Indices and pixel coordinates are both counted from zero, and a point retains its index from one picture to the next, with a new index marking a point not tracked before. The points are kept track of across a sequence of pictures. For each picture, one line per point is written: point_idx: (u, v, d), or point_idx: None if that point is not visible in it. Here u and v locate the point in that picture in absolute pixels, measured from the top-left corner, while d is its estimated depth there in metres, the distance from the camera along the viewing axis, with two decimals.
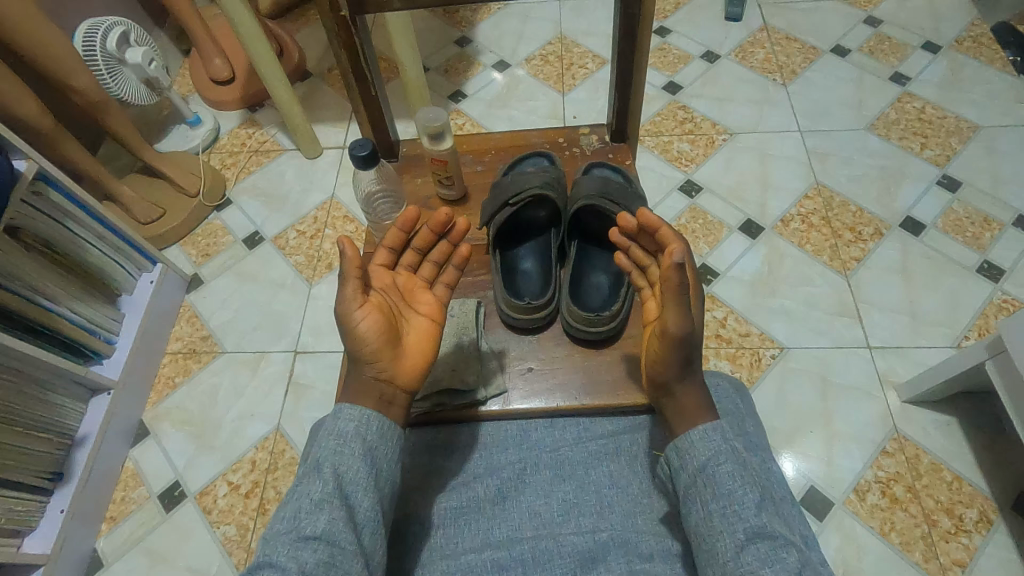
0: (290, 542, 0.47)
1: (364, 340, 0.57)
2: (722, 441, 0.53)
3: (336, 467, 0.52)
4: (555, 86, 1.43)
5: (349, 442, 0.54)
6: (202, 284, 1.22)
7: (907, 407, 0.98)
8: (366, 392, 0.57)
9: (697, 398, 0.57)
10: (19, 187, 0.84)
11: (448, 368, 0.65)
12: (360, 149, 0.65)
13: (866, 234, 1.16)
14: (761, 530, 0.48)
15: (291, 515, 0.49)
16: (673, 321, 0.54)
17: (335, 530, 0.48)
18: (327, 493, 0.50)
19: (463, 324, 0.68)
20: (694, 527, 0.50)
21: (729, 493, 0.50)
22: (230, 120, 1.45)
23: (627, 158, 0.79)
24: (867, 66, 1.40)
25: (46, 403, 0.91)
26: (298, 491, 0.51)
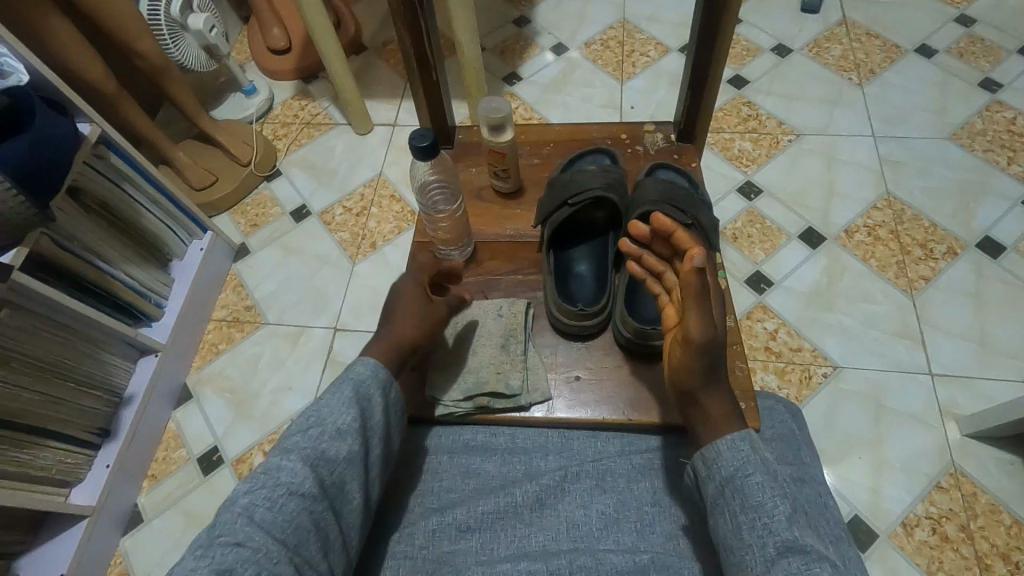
0: (308, 456, 0.50)
1: (411, 312, 0.62)
2: (749, 449, 0.51)
3: (361, 406, 0.54)
4: (614, 73, 1.37)
5: (373, 387, 0.56)
6: (249, 253, 1.23)
7: (967, 441, 0.92)
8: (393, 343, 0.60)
9: (724, 405, 0.55)
10: (83, 151, 0.86)
11: (493, 369, 0.65)
12: (422, 141, 0.63)
13: (938, 252, 1.08)
14: (793, 543, 0.45)
15: (310, 430, 0.51)
16: (694, 325, 0.53)
17: (348, 460, 0.51)
18: (350, 425, 0.52)
19: (511, 326, 0.68)
20: (722, 540, 0.48)
21: (757, 505, 0.47)
22: (284, 91, 1.45)
23: (693, 160, 0.75)
24: (955, 68, 1.29)
25: (98, 361, 0.94)
26: (316, 415, 0.53)
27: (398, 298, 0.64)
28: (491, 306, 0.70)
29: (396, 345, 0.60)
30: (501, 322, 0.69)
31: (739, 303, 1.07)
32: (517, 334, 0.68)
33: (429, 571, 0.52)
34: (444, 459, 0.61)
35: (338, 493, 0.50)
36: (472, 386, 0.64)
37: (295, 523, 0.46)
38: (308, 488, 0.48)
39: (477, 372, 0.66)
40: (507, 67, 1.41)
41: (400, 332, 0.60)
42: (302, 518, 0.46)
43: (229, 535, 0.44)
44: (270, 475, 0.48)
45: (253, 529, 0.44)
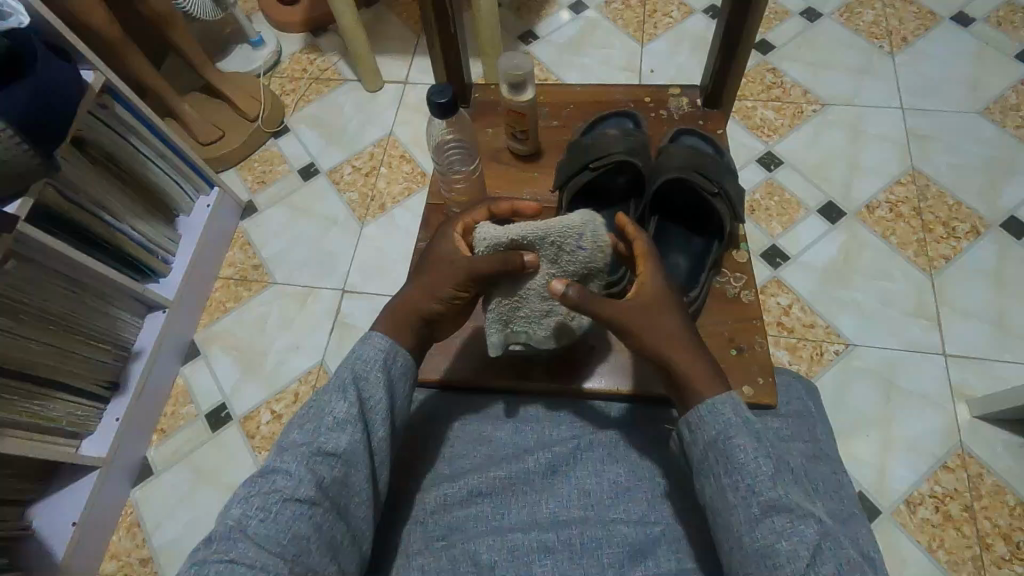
0: (304, 455, 0.47)
1: (435, 273, 0.57)
2: (732, 413, 0.49)
3: (358, 391, 0.52)
4: (634, 34, 1.32)
5: (372, 370, 0.53)
6: (256, 212, 1.21)
7: (977, 422, 0.91)
8: (404, 314, 0.57)
9: (705, 369, 0.52)
10: (87, 99, 0.83)
11: (563, 318, 0.62)
12: (444, 100, 0.61)
13: (961, 231, 1.06)
14: (777, 503, 0.45)
15: (301, 432, 0.49)
16: (601, 309, 0.54)
17: (350, 451, 0.49)
18: (347, 415, 0.50)
19: (596, 260, 0.59)
20: (709, 501, 0.47)
21: (742, 466, 0.46)
22: (292, 44, 1.40)
23: (719, 127, 0.72)
24: (992, 39, 1.24)
25: (106, 315, 0.93)
26: (315, 406, 0.51)
27: (432, 252, 0.60)
28: (570, 239, 0.56)
29: (402, 317, 0.57)
30: (585, 257, 0.58)
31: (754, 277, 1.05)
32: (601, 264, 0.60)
33: (439, 537, 0.53)
34: (456, 425, 0.61)
35: (347, 459, 0.49)
36: (540, 338, 0.63)
37: (291, 533, 0.44)
38: (303, 492, 0.46)
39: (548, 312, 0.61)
40: (523, 25, 1.36)
41: (410, 303, 0.57)
42: (300, 526, 0.44)
43: (221, 551, 0.42)
44: (266, 478, 0.46)
45: (250, 546, 0.43)
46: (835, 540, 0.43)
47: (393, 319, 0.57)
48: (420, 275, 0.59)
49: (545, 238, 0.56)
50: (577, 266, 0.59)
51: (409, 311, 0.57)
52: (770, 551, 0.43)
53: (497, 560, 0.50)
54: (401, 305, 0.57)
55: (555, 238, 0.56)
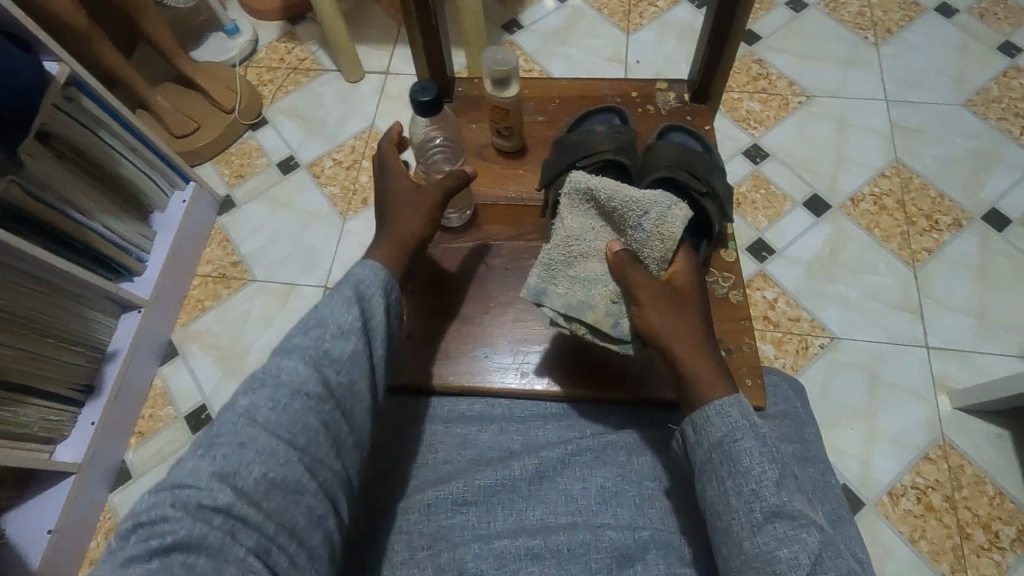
0: (311, 357, 0.47)
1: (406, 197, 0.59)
2: (739, 416, 0.48)
3: (364, 309, 0.51)
4: (619, 24, 1.30)
5: (375, 290, 0.53)
6: (234, 207, 1.18)
7: (959, 413, 0.93)
8: (399, 237, 0.57)
9: (710, 368, 0.50)
10: (51, 92, 0.79)
11: (608, 296, 0.57)
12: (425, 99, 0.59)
13: (944, 223, 1.06)
14: (779, 509, 0.44)
15: (306, 338, 0.48)
16: (630, 274, 0.54)
17: (353, 360, 0.48)
18: (353, 329, 0.49)
19: (653, 249, 0.56)
20: (710, 504, 0.46)
21: (745, 471, 0.45)
22: (269, 32, 1.36)
23: (707, 122, 0.71)
24: (975, 30, 1.24)
25: (78, 316, 0.90)
26: (319, 315, 0.50)
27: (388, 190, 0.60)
28: (634, 210, 0.56)
29: (398, 241, 0.57)
30: (643, 239, 0.56)
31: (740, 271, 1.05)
32: (660, 259, 0.57)
33: (424, 547, 0.51)
34: (438, 427, 0.59)
35: (347, 392, 0.47)
36: (576, 308, 0.57)
37: (300, 423, 0.44)
38: (312, 389, 0.45)
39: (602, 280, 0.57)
40: (507, 14, 1.33)
41: (398, 227, 0.58)
42: (310, 421, 0.44)
43: (228, 436, 0.42)
44: (269, 383, 0.45)
45: (259, 432, 0.42)
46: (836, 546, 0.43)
47: (392, 248, 0.57)
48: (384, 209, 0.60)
49: (614, 196, 0.56)
50: (638, 248, 0.57)
51: (403, 233, 0.57)
52: (769, 557, 0.42)
53: (484, 568, 0.49)
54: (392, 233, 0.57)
55: (618, 202, 0.56)
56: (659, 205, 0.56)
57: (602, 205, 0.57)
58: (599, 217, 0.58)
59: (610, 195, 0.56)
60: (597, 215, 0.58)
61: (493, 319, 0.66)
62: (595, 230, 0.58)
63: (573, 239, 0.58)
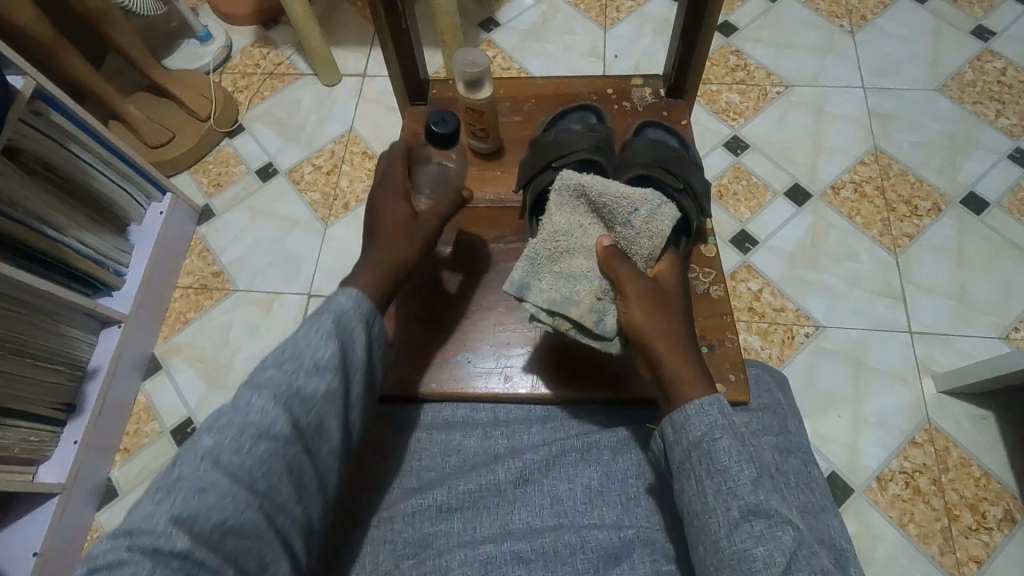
0: (281, 395, 0.44)
1: (388, 221, 0.57)
2: (719, 415, 0.48)
3: (346, 337, 0.49)
4: (596, 19, 1.29)
5: (357, 317, 0.50)
6: (213, 216, 1.16)
7: (943, 396, 0.94)
8: (381, 261, 0.54)
9: (693, 369, 0.51)
10: (16, 108, 0.77)
11: (594, 293, 0.55)
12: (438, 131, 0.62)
13: (923, 208, 1.07)
14: (756, 507, 0.44)
15: (281, 361, 0.46)
16: (617, 269, 0.54)
17: (326, 399, 0.46)
18: (331, 359, 0.47)
19: (641, 247, 0.56)
20: (686, 501, 0.46)
21: (724, 470, 0.46)
22: (243, 37, 1.34)
23: (683, 117, 0.71)
24: (948, 15, 1.25)
25: (56, 334, 0.88)
26: (299, 337, 0.48)
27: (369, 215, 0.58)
28: (623, 207, 0.55)
29: (380, 266, 0.54)
30: (631, 237, 0.56)
31: (724, 263, 1.05)
32: (647, 257, 0.56)
33: (409, 556, 0.51)
34: (423, 437, 0.58)
35: (321, 412, 0.46)
36: (559, 304, 0.55)
37: (264, 465, 0.42)
38: (279, 429, 0.43)
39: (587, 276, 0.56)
40: (483, 12, 1.32)
41: (381, 250, 0.55)
42: (274, 462, 0.43)
43: (190, 479, 0.40)
44: (235, 410, 0.43)
45: (223, 476, 0.41)
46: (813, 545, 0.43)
47: (374, 277, 0.53)
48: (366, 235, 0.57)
49: (605, 194, 0.56)
50: (626, 246, 0.56)
51: (387, 257, 0.55)
52: (746, 555, 0.42)
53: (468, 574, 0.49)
54: (373, 257, 0.54)
55: (608, 200, 0.55)
56: (648, 204, 0.55)
57: (591, 201, 0.57)
58: (588, 214, 0.57)
59: (601, 193, 0.56)
60: (586, 212, 0.57)
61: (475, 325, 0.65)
62: (583, 228, 0.57)
63: (560, 235, 0.57)
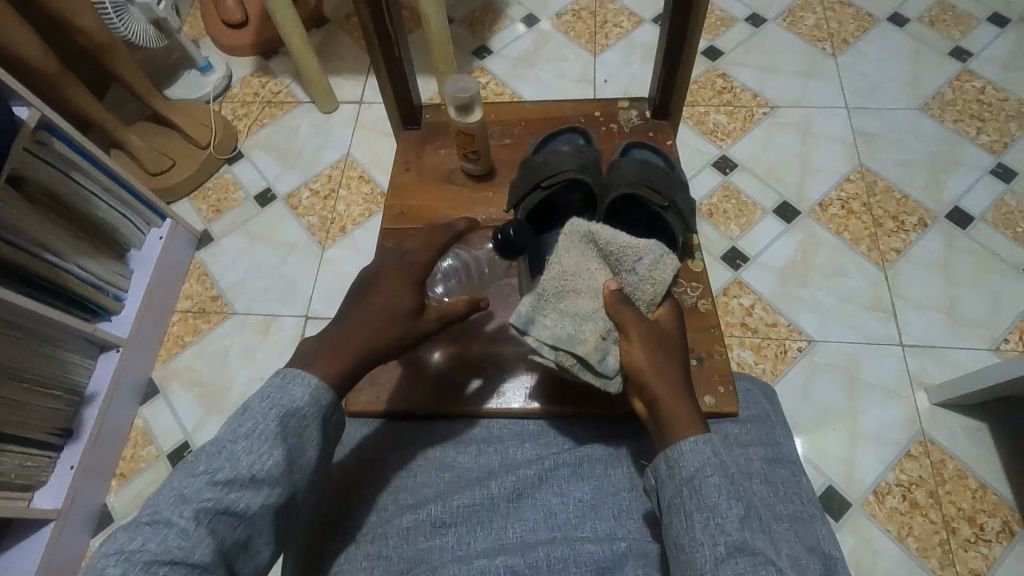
0: (207, 512, 0.41)
1: (385, 287, 0.53)
2: (711, 453, 0.48)
3: (293, 441, 0.46)
4: (586, 46, 1.33)
5: (309, 415, 0.47)
6: (212, 241, 1.18)
7: (937, 409, 0.94)
8: (348, 337, 0.50)
9: (686, 407, 0.51)
10: (20, 137, 0.79)
11: (598, 332, 0.56)
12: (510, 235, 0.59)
13: (909, 223, 1.09)
14: (742, 544, 0.43)
15: (216, 465, 0.43)
16: (621, 310, 0.55)
17: (258, 515, 0.43)
18: (271, 470, 0.44)
19: (644, 293, 0.58)
20: (676, 539, 0.46)
21: (712, 505, 0.45)
22: (243, 68, 1.38)
23: (669, 137, 0.73)
24: (927, 38, 1.29)
25: (54, 360, 0.89)
26: (241, 433, 0.44)
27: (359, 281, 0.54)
28: (631, 254, 0.58)
29: (346, 345, 0.50)
30: (635, 284, 0.58)
31: (716, 280, 1.07)
32: (649, 303, 0.59)
33: (402, 571, 0.51)
34: (418, 452, 0.59)
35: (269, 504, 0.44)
36: (565, 340, 0.57)
37: None
38: (199, 555, 0.40)
39: (590, 317, 0.57)
40: (476, 40, 1.36)
41: (355, 324, 0.51)
42: None
43: None
44: (155, 530, 0.40)
45: None
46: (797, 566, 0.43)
47: (328, 361, 0.49)
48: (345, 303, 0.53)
49: (614, 242, 0.58)
50: (631, 291, 0.58)
51: (356, 332, 0.50)
52: None
53: None
54: (339, 332, 0.50)
55: (617, 246, 0.58)
56: (655, 254, 0.58)
57: (599, 246, 0.59)
58: (595, 259, 0.59)
59: (610, 240, 0.58)
60: (592, 255, 0.59)
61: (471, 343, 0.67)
62: (590, 271, 0.59)
63: (566, 277, 0.59)
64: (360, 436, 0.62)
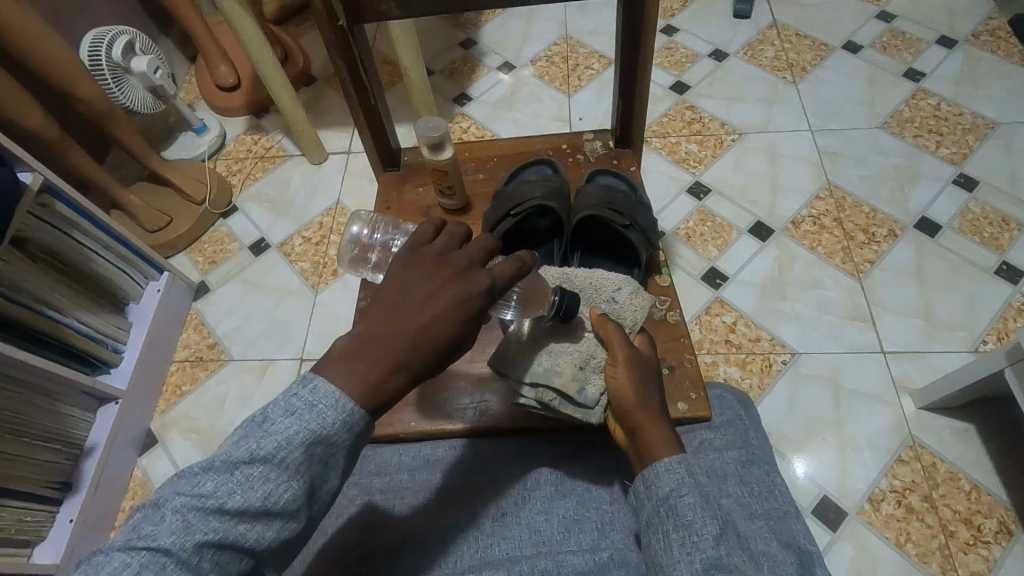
0: (216, 542, 0.37)
1: (447, 287, 0.44)
2: (685, 472, 0.49)
3: (317, 470, 0.40)
4: (561, 88, 1.41)
5: (340, 441, 0.41)
6: (208, 291, 1.22)
7: (923, 413, 0.95)
8: (399, 345, 0.42)
9: (664, 434, 0.52)
10: (24, 200, 0.84)
11: (574, 363, 0.57)
12: (560, 304, 0.56)
13: (880, 235, 1.13)
14: (717, 561, 0.43)
15: (227, 489, 0.37)
16: (610, 332, 0.57)
17: (268, 548, 0.39)
18: (287, 505, 0.39)
19: (625, 318, 0.61)
20: (655, 557, 0.47)
21: (687, 523, 0.46)
22: (236, 127, 1.45)
23: (632, 164, 0.79)
24: (880, 62, 1.36)
25: (54, 413, 0.91)
26: (258, 455, 0.38)
27: (414, 264, 0.45)
28: (608, 286, 0.62)
29: (393, 359, 0.41)
30: (616, 312, 0.61)
31: (697, 300, 1.10)
32: (630, 329, 0.61)
33: None
34: (404, 477, 0.60)
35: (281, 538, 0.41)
36: (542, 375, 0.57)
37: None
38: None
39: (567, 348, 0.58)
40: (457, 89, 1.44)
41: (408, 325, 0.42)
42: None
43: None
44: (152, 560, 0.35)
45: None
46: (772, 565, 0.43)
47: (355, 386, 0.40)
48: (393, 290, 0.44)
49: (587, 278, 0.62)
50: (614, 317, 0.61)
51: (409, 340, 0.42)
52: None
53: None
54: (386, 335, 0.42)
55: (595, 280, 0.62)
56: (629, 285, 0.62)
57: (575, 282, 0.62)
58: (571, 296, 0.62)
59: (586, 275, 0.62)
60: (569, 291, 0.62)
61: None
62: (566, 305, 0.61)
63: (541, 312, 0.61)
64: None
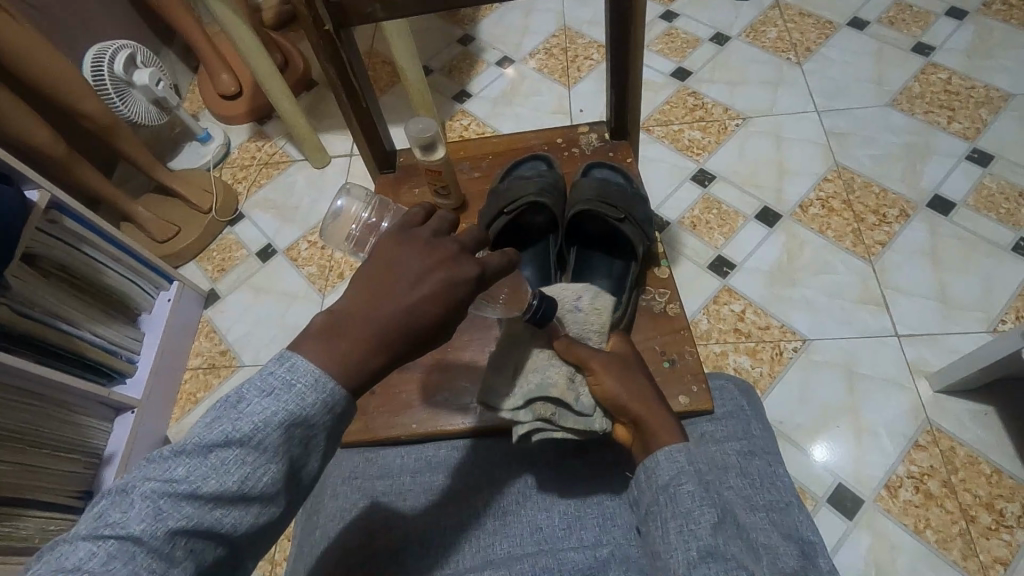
0: (188, 527, 0.37)
1: (432, 269, 0.44)
2: (687, 462, 0.49)
3: (297, 452, 0.40)
4: (560, 80, 1.39)
5: (319, 423, 0.41)
6: (219, 299, 1.24)
7: (940, 397, 0.93)
8: (379, 325, 0.41)
9: (666, 423, 0.52)
10: (33, 217, 0.86)
11: (565, 374, 0.57)
12: (539, 309, 0.54)
13: (891, 215, 1.10)
14: (714, 549, 0.43)
15: (201, 473, 0.38)
16: (577, 349, 0.57)
17: (244, 535, 0.39)
18: (265, 488, 0.39)
19: (592, 324, 0.60)
20: (656, 545, 0.47)
21: (686, 512, 0.45)
22: (240, 135, 1.46)
23: (628, 155, 0.79)
24: (888, 37, 1.33)
25: (72, 424, 0.93)
26: (234, 437, 0.38)
27: (403, 244, 0.45)
28: (568, 296, 0.61)
29: (376, 339, 0.41)
30: (581, 320, 0.60)
31: (705, 289, 1.08)
32: (599, 333, 0.61)
33: None
34: (404, 479, 0.60)
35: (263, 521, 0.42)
36: (535, 390, 0.55)
37: None
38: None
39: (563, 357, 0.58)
40: (456, 86, 1.43)
41: (391, 305, 0.42)
42: None
43: None
44: (123, 548, 0.35)
45: None
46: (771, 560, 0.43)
47: (336, 364, 0.40)
48: (380, 267, 0.44)
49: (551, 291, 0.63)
50: (579, 330, 0.60)
51: (388, 320, 0.42)
52: None
53: None
54: (367, 313, 0.42)
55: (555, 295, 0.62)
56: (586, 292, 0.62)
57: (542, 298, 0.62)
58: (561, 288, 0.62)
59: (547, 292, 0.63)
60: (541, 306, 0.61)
61: (452, 367, 0.70)
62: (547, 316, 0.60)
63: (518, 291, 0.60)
64: (351, 464, 0.63)
